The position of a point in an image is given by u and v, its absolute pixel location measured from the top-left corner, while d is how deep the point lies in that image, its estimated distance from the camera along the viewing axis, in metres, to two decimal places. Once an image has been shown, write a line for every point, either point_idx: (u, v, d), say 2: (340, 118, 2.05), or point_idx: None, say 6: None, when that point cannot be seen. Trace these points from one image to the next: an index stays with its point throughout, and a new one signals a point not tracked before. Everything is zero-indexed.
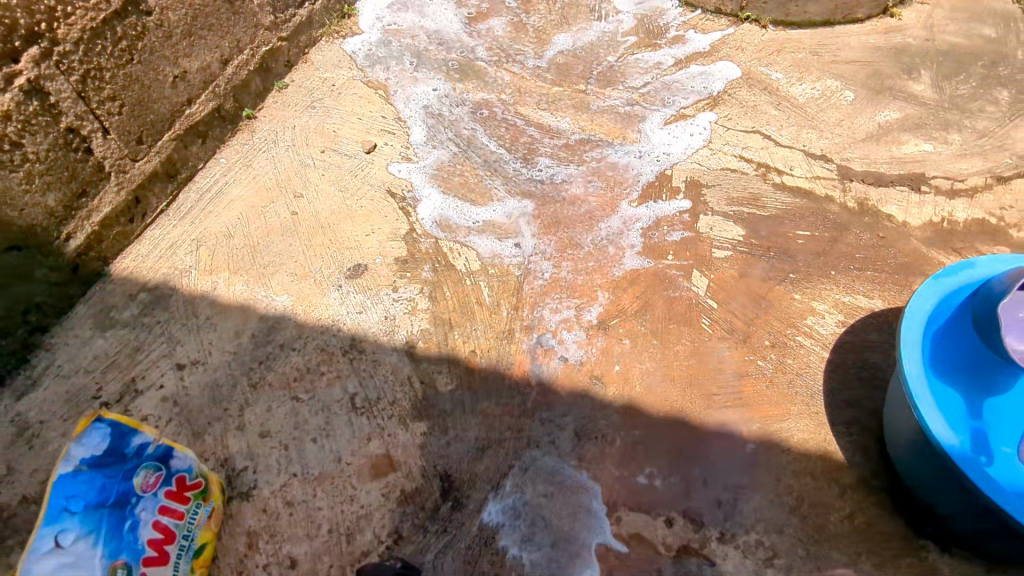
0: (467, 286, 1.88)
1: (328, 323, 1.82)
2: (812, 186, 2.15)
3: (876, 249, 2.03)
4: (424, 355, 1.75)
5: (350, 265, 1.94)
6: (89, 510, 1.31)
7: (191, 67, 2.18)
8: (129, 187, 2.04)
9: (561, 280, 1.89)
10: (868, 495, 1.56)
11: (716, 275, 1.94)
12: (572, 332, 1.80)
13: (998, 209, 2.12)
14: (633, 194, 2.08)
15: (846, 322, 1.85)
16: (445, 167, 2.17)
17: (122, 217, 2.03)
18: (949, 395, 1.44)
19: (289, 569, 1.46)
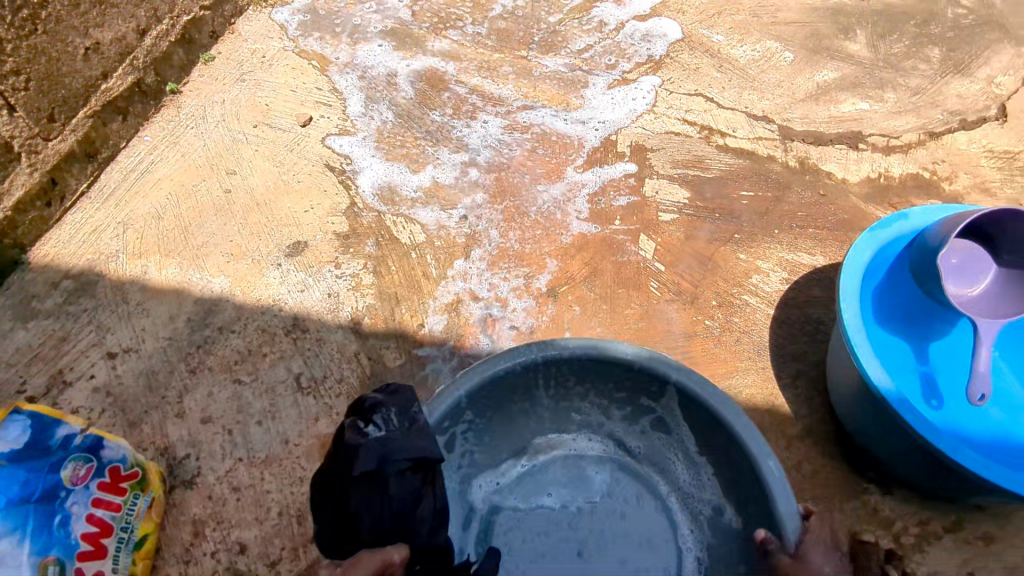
0: (412, 259, 1.89)
1: (269, 303, 1.78)
2: (754, 147, 2.24)
3: (816, 207, 2.11)
4: (370, 331, 1.75)
5: (289, 242, 1.90)
6: (11, 506, 1.20)
7: (105, 38, 2.03)
8: (43, 168, 1.90)
9: (509, 249, 1.93)
10: (813, 445, 1.63)
11: (663, 238, 2.00)
12: (521, 300, 1.84)
13: (931, 163, 2.25)
14: (580, 159, 2.15)
15: (789, 280, 1.93)
16: (384, 138, 2.17)
17: (38, 201, 1.89)
18: (893, 344, 1.57)
19: (239, 554, 1.42)
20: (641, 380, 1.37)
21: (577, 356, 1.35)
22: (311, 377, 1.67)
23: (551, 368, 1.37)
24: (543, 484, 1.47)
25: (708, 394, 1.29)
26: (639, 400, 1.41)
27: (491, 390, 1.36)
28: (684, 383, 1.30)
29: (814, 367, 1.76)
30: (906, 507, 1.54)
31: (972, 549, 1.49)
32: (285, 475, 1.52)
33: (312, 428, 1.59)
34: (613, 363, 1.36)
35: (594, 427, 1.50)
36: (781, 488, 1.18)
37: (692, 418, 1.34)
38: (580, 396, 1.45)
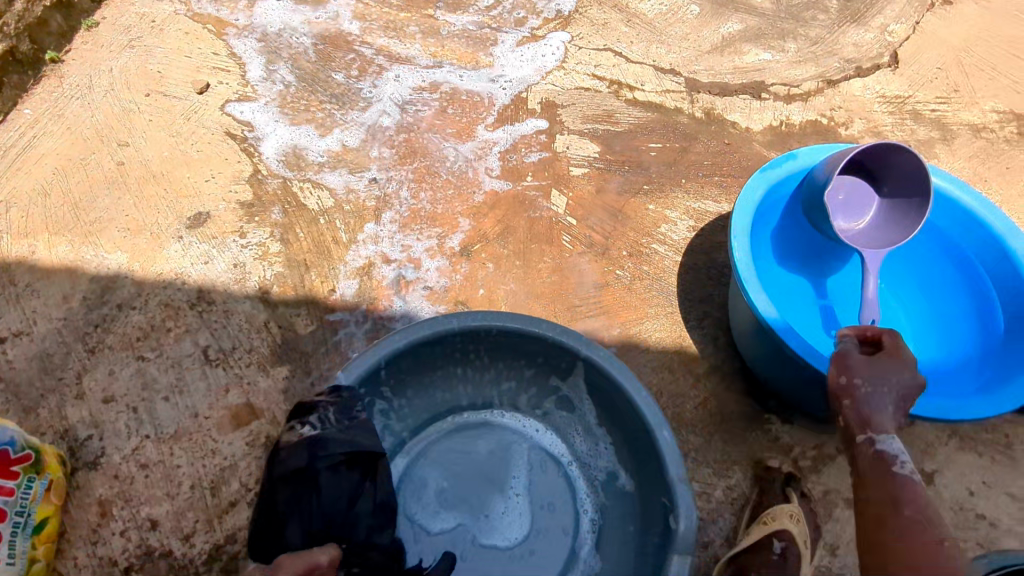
0: (321, 225, 1.86)
1: (171, 277, 1.72)
2: (662, 100, 2.28)
3: (721, 156, 2.18)
4: (280, 300, 1.72)
5: (190, 213, 1.84)
6: None
7: None
8: None
9: (421, 210, 1.92)
10: (719, 381, 1.70)
11: (574, 193, 2.02)
12: (435, 260, 1.83)
13: (828, 110, 2.34)
14: (490, 118, 2.15)
15: (696, 227, 1.98)
16: (288, 103, 2.11)
17: None
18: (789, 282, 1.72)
19: (150, 531, 1.39)
20: (551, 354, 1.47)
21: (492, 330, 1.44)
22: (219, 349, 1.63)
23: (465, 341, 1.46)
24: (454, 453, 1.55)
25: (612, 368, 1.39)
26: (549, 373, 1.51)
27: (408, 360, 1.43)
28: (592, 358, 1.40)
29: (719, 309, 1.83)
30: (803, 432, 1.64)
31: None
32: (195, 448, 1.49)
33: (222, 400, 1.56)
34: (526, 338, 1.45)
35: (506, 399, 1.59)
36: (671, 456, 1.31)
37: (597, 389, 1.45)
38: (493, 369, 1.54)
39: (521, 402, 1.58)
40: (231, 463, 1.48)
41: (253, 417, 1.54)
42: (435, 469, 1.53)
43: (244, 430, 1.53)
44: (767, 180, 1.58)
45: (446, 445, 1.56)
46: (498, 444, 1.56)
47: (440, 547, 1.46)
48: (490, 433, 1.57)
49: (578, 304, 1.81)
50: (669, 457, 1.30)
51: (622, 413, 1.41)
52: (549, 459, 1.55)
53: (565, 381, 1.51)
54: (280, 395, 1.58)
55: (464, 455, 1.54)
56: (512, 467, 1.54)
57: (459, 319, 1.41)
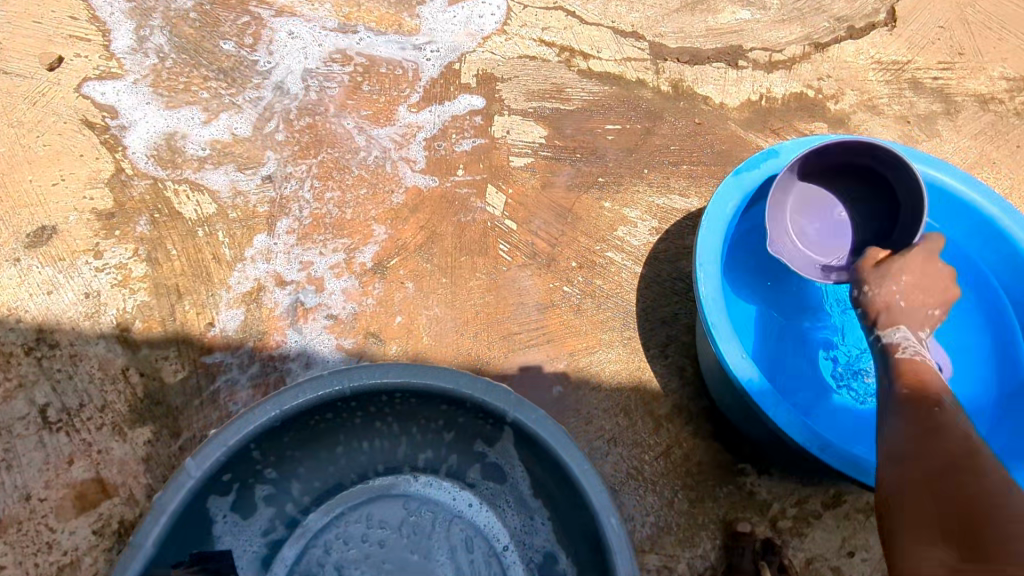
0: (199, 239, 1.51)
1: (2, 314, 1.37)
2: (621, 71, 1.93)
3: (690, 138, 1.84)
4: (143, 339, 1.38)
5: (31, 228, 1.47)
6: None
7: None
8: None
9: (326, 216, 1.58)
10: (685, 424, 1.42)
11: (514, 188, 1.68)
12: (342, 280, 1.50)
13: (815, 80, 2.00)
14: (414, 96, 1.79)
15: (660, 229, 1.67)
16: (163, 81, 1.72)
17: None
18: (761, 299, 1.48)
19: None
20: (474, 415, 1.18)
21: (399, 389, 1.14)
22: (62, 408, 1.30)
23: (366, 401, 1.17)
24: (361, 535, 1.23)
25: (547, 436, 1.11)
26: (473, 435, 1.24)
27: (293, 429, 1.14)
28: (521, 422, 1.12)
29: (686, 331, 1.54)
30: (784, 486, 1.37)
31: (854, 526, 1.34)
32: (26, 541, 1.18)
33: (63, 476, 1.24)
34: (442, 397, 1.16)
35: (421, 462, 1.30)
36: (621, 554, 1.04)
37: (532, 458, 1.17)
38: (406, 429, 1.25)
39: (443, 467, 1.30)
40: (72, 559, 1.18)
41: (104, 496, 1.23)
42: (334, 560, 1.20)
43: (91, 514, 1.21)
44: (742, 186, 1.26)
45: (350, 524, 1.24)
46: (416, 520, 1.26)
47: None
48: (406, 507, 1.26)
49: (518, 330, 1.50)
50: (618, 554, 1.04)
51: (564, 492, 1.13)
52: (481, 536, 1.25)
53: (493, 445, 1.23)
54: (140, 465, 1.27)
55: (373, 537, 1.23)
56: (434, 549, 1.24)
57: (353, 378, 1.12)
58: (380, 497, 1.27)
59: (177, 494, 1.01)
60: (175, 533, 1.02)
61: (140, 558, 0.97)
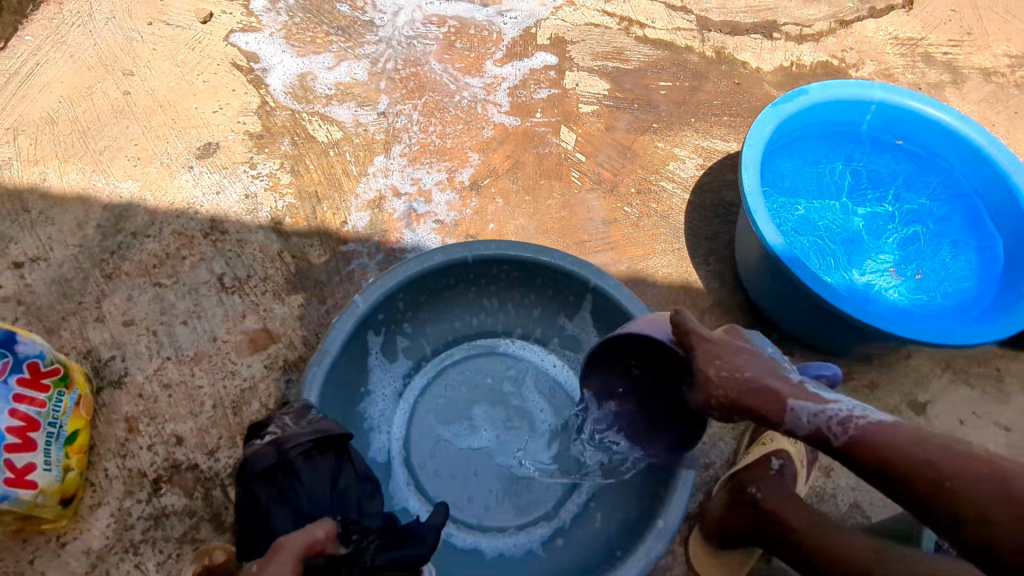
0: (331, 157, 1.86)
1: (183, 207, 1.73)
2: (672, 39, 2.25)
3: (731, 96, 2.17)
4: (292, 231, 1.73)
5: (199, 144, 1.84)
6: None
7: None
8: None
9: (431, 145, 1.92)
10: (723, 315, 1.75)
11: (583, 129, 2.02)
12: (445, 194, 1.85)
13: (839, 51, 2.32)
14: (498, 53, 2.13)
15: (704, 166, 2.00)
16: (293, 34, 2.07)
17: None
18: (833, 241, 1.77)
19: (177, 445, 1.44)
20: (562, 287, 1.51)
21: (505, 261, 1.47)
22: (234, 277, 1.65)
23: (479, 270, 1.49)
24: (470, 381, 1.57)
25: (622, 298, 1.42)
26: (558, 308, 1.56)
27: (425, 288, 1.47)
28: (601, 288, 1.44)
29: (726, 245, 1.86)
30: (804, 364, 1.69)
31: (861, 396, 1.65)
32: (216, 369, 1.53)
33: (239, 325, 1.59)
34: (537, 270, 1.48)
35: (515, 333, 1.62)
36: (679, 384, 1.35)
37: (607, 321, 1.49)
38: (506, 302, 1.57)
39: (533, 337, 1.62)
40: (251, 384, 1.52)
41: (271, 341, 1.58)
42: (450, 396, 1.55)
43: (262, 353, 1.56)
44: (779, 115, 1.58)
45: (461, 372, 1.58)
46: (511, 374, 1.59)
47: (462, 470, 1.48)
48: (503, 363, 1.60)
49: (587, 239, 1.84)
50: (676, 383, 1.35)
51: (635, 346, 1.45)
52: (564, 387, 1.59)
53: (575, 316, 1.54)
54: (296, 321, 1.61)
55: (479, 383, 1.57)
56: (525, 395, 1.57)
57: (474, 248, 1.44)
58: (483, 355, 1.60)
59: (349, 320, 1.36)
60: (346, 350, 1.37)
61: (326, 360, 1.32)
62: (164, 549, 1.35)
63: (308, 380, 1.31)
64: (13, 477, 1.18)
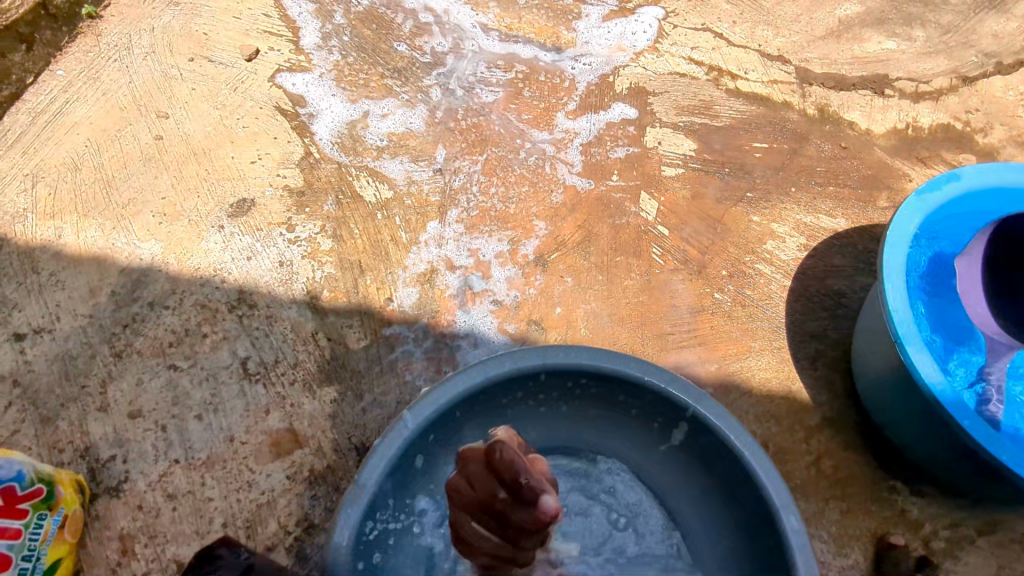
0: (379, 221, 1.63)
1: (208, 274, 1.51)
2: (768, 92, 1.98)
3: (837, 161, 1.87)
4: (330, 307, 1.50)
5: (232, 199, 1.63)
6: None
7: None
8: None
9: (492, 209, 1.67)
10: (835, 436, 1.45)
11: (667, 196, 1.75)
12: (505, 269, 1.60)
13: (962, 113, 2.01)
14: (571, 104, 1.88)
15: (808, 246, 1.70)
16: (344, 75, 1.86)
17: None
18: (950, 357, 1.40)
19: (175, 575, 1.20)
20: (652, 406, 1.25)
21: (586, 374, 1.22)
22: (260, 361, 1.42)
23: (552, 380, 1.24)
24: None
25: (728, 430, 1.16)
26: (641, 429, 1.29)
27: (485, 400, 1.22)
28: (701, 415, 1.18)
29: (836, 346, 1.56)
30: (937, 508, 1.37)
31: (1012, 555, 1.33)
32: (230, 478, 1.29)
33: (261, 423, 1.35)
34: (625, 386, 1.23)
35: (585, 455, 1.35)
36: (802, 551, 1.07)
37: (705, 456, 1.23)
38: (580, 416, 1.31)
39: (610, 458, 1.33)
40: (269, 499, 1.28)
41: (296, 446, 1.34)
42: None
43: (285, 460, 1.32)
44: (925, 207, 1.28)
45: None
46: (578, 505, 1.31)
47: None
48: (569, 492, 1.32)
49: (671, 331, 1.56)
50: (798, 550, 1.07)
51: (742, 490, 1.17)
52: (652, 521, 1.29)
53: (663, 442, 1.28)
54: (327, 421, 1.37)
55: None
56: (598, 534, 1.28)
57: (550, 355, 1.20)
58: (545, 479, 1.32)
59: (395, 443, 1.11)
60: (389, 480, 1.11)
61: (365, 495, 1.07)
62: None
63: (341, 521, 1.04)
64: None
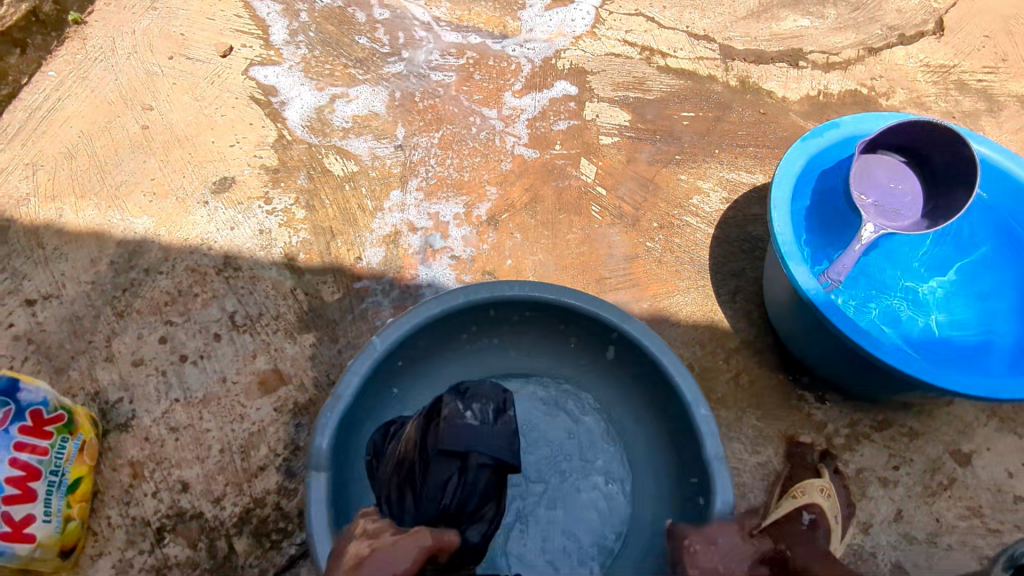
0: (347, 191, 1.83)
1: (197, 243, 1.71)
2: (695, 68, 2.21)
3: (756, 126, 2.11)
4: (306, 267, 1.70)
5: (215, 178, 1.82)
6: None
7: None
8: None
9: (448, 178, 1.88)
10: (751, 356, 1.67)
11: (604, 161, 1.97)
12: (462, 229, 1.81)
13: (868, 79, 2.25)
14: (517, 84, 2.09)
15: (729, 199, 1.93)
16: (311, 67, 2.06)
17: None
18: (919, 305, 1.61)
19: (181, 492, 1.39)
20: (587, 334, 1.46)
21: (527, 304, 1.42)
22: (246, 315, 1.61)
23: (500, 312, 1.43)
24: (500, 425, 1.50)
25: (648, 342, 1.35)
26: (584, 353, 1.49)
27: (441, 328, 1.41)
28: (628, 333, 1.36)
29: (752, 283, 1.79)
30: (837, 411, 1.60)
31: (900, 444, 1.56)
32: (225, 412, 1.49)
33: (250, 365, 1.55)
34: (562, 313, 1.43)
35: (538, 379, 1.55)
36: (710, 436, 1.27)
37: (635, 369, 1.42)
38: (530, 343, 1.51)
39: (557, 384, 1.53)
40: (259, 428, 1.48)
41: (281, 383, 1.53)
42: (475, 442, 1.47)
43: (272, 395, 1.52)
44: (809, 150, 1.52)
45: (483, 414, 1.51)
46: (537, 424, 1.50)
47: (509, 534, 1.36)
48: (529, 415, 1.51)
49: (608, 276, 1.78)
50: (707, 435, 1.26)
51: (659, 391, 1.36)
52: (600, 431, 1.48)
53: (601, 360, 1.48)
54: (308, 362, 1.57)
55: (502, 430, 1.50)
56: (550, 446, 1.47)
57: (497, 288, 1.38)
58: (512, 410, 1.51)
59: (365, 362, 1.29)
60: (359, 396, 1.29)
61: (341, 403, 1.25)
62: None
63: (321, 423, 1.23)
64: (9, 531, 1.15)
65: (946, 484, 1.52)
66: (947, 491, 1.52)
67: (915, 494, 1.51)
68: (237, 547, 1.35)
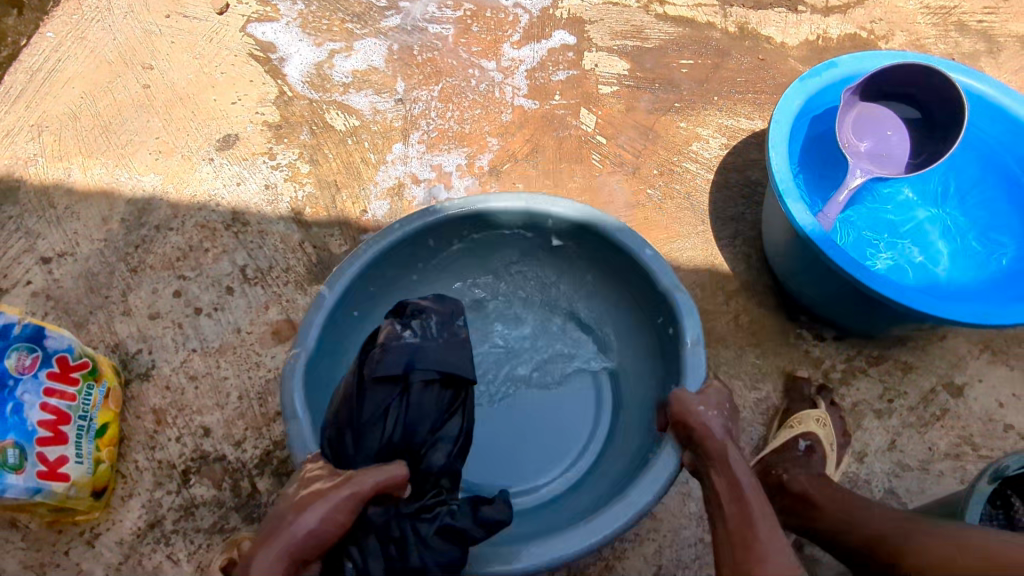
0: (350, 145, 1.85)
1: (204, 199, 1.73)
2: (693, 15, 2.20)
3: (755, 72, 2.11)
4: (313, 221, 1.73)
5: (219, 136, 1.84)
6: None
7: None
8: None
9: (449, 131, 1.90)
10: (750, 297, 1.71)
11: (604, 111, 1.98)
12: (464, 180, 1.83)
13: (868, 23, 2.24)
14: (516, 35, 2.09)
15: (729, 145, 1.95)
16: (309, 22, 2.05)
17: None
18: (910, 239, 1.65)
19: (204, 437, 1.45)
20: (532, 233, 1.50)
21: (427, 234, 1.43)
22: (256, 268, 1.65)
23: (437, 239, 1.46)
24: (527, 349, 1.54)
25: (627, 240, 1.38)
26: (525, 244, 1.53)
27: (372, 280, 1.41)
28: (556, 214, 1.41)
29: (752, 227, 1.82)
30: (834, 348, 1.65)
31: (895, 378, 1.62)
32: (241, 360, 1.54)
33: (263, 316, 1.59)
34: (470, 222, 1.45)
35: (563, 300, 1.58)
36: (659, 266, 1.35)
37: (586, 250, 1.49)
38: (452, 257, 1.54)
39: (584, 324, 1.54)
40: (275, 375, 1.53)
41: (294, 333, 1.58)
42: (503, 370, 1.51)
43: (286, 344, 1.57)
44: (807, 91, 1.53)
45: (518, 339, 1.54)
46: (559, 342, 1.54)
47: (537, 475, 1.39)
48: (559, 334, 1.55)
49: None
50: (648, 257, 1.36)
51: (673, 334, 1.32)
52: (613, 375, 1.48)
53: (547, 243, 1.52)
54: None
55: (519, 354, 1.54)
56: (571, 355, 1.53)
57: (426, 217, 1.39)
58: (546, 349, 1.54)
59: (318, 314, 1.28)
60: (326, 333, 1.29)
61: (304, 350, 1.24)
62: (195, 539, 1.36)
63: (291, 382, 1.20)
64: (46, 470, 1.20)
65: (939, 414, 1.58)
66: (940, 421, 1.57)
67: (909, 424, 1.57)
68: (259, 486, 1.41)
